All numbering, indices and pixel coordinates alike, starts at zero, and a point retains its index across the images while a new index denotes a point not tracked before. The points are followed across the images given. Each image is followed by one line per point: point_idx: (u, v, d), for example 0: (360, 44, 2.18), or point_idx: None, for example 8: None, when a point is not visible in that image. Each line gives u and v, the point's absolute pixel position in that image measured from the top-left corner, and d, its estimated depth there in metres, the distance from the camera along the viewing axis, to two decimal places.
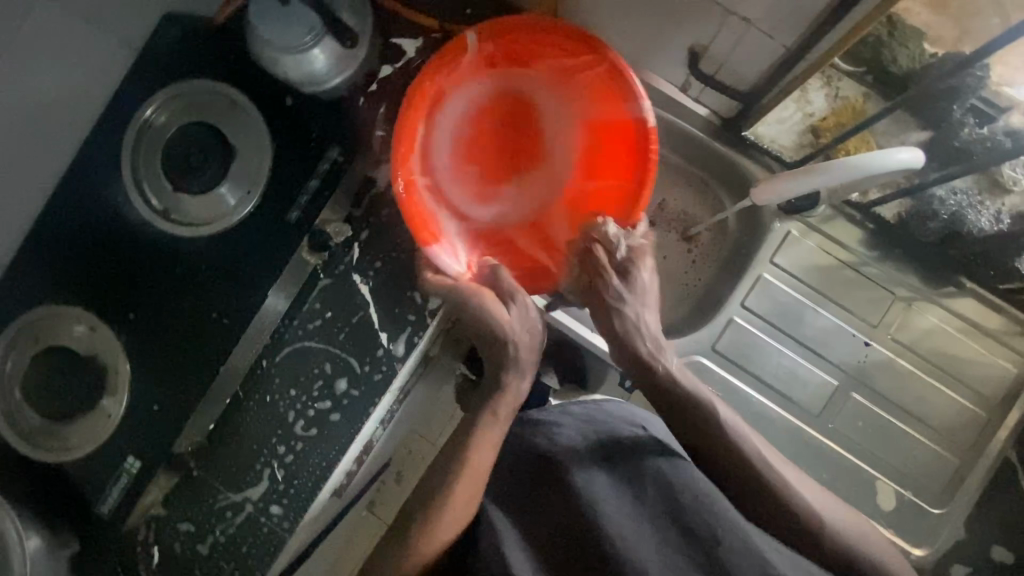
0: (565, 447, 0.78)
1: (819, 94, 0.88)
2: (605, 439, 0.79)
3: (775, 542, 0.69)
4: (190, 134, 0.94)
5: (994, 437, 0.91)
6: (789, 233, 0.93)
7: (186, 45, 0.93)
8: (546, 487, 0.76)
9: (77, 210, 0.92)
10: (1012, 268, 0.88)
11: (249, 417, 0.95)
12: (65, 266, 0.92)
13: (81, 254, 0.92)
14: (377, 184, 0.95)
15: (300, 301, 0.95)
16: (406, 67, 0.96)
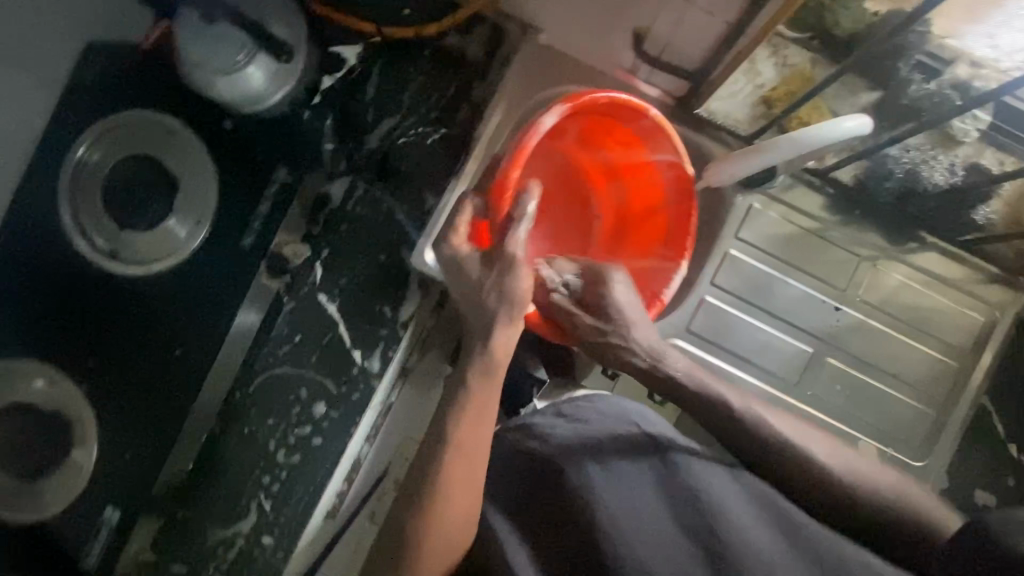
0: (561, 447, 0.69)
1: (768, 65, 0.85)
2: (602, 433, 0.70)
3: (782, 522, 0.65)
4: (126, 167, 0.89)
5: (971, 380, 0.92)
6: (752, 207, 0.91)
7: (118, 76, 0.89)
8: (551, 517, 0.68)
9: (24, 258, 0.87)
10: (968, 221, 0.89)
11: (232, 449, 0.93)
12: (16, 324, 0.88)
13: (32, 306, 0.88)
14: (332, 199, 0.94)
15: (266, 330, 0.93)
16: (348, 76, 0.94)
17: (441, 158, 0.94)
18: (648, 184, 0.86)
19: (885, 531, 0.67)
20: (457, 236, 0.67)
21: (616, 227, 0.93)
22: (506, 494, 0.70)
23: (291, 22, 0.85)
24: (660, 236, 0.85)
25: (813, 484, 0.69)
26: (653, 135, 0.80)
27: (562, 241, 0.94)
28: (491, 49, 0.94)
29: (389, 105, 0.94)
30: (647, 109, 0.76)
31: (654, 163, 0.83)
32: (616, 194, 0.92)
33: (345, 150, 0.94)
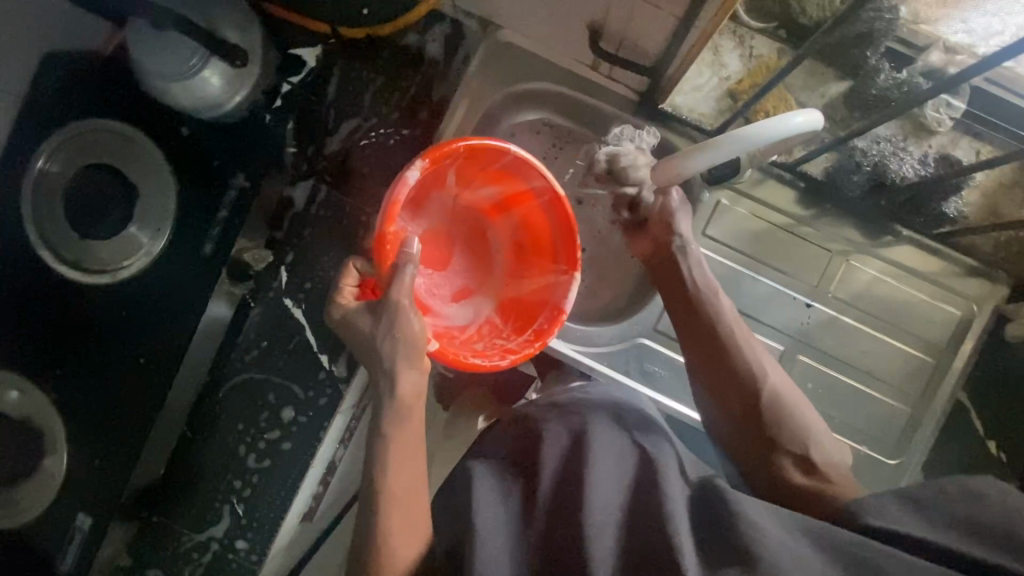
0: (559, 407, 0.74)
1: (733, 56, 0.86)
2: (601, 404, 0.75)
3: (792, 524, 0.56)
4: (86, 177, 0.87)
5: (945, 377, 0.90)
6: (719, 203, 0.89)
7: (73, 84, 0.86)
8: (552, 503, 0.62)
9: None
10: (940, 213, 0.87)
11: (203, 454, 0.94)
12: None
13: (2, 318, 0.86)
14: (295, 204, 0.94)
15: (234, 335, 0.94)
16: (308, 79, 0.94)
17: (402, 160, 0.94)
18: (531, 211, 0.85)
19: (784, 443, 0.72)
20: (347, 299, 0.72)
21: (516, 259, 0.89)
22: (501, 472, 0.68)
23: (246, 28, 0.85)
24: (553, 256, 0.83)
25: (745, 396, 0.74)
26: (519, 165, 0.78)
27: (467, 278, 0.89)
28: (451, 47, 0.93)
29: (350, 108, 0.94)
30: (505, 145, 0.74)
31: (530, 189, 0.82)
32: (510, 225, 0.89)
33: (305, 154, 0.94)
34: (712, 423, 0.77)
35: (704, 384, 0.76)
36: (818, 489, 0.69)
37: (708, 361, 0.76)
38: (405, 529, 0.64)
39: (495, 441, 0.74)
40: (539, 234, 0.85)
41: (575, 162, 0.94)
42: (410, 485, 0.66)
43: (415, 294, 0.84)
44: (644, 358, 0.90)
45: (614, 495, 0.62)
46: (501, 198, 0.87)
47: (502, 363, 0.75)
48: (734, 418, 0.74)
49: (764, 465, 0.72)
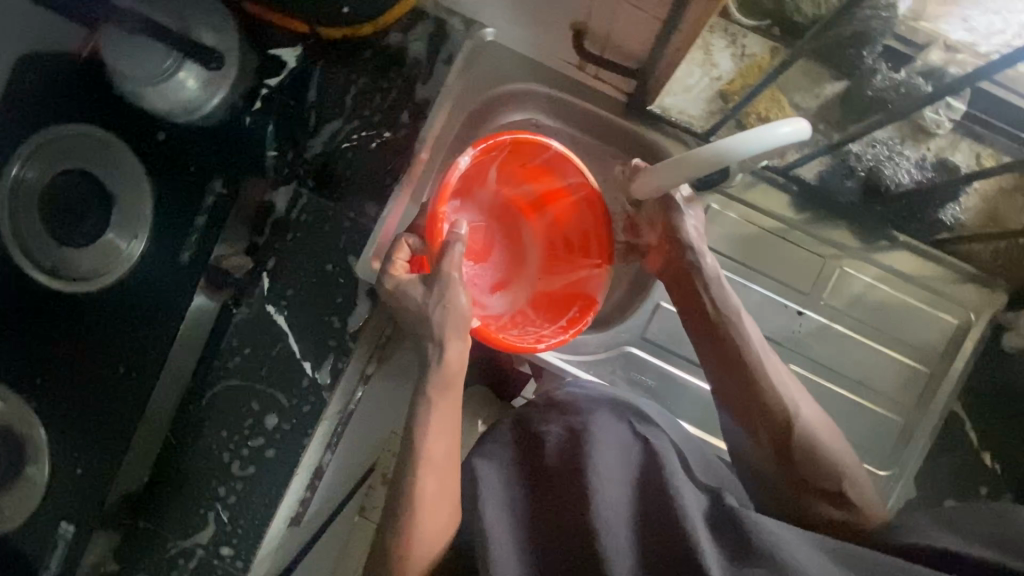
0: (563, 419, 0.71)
1: (725, 56, 0.81)
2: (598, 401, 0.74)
3: (795, 533, 0.58)
4: (63, 182, 0.85)
5: (940, 388, 0.87)
6: (709, 208, 0.87)
7: (46, 86, 0.83)
8: (555, 495, 0.65)
9: None
10: (936, 220, 0.84)
11: (187, 461, 0.94)
12: None
13: None
14: (277, 207, 0.92)
15: (216, 342, 0.93)
16: (290, 80, 0.91)
17: (385, 163, 0.91)
18: (569, 208, 0.84)
19: (817, 481, 0.70)
20: (398, 271, 0.70)
21: (550, 257, 0.87)
22: (506, 477, 0.68)
23: (222, 29, 0.84)
24: (588, 252, 0.83)
25: (772, 429, 0.71)
26: (559, 161, 0.79)
27: (504, 274, 0.88)
28: (435, 46, 0.90)
29: (331, 109, 0.92)
30: (546, 141, 0.75)
31: (567, 187, 0.82)
32: (546, 222, 0.88)
33: (286, 159, 0.92)
34: (741, 450, 0.75)
35: (733, 412, 0.74)
36: (845, 526, 0.68)
37: (735, 385, 0.73)
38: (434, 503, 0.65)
39: (502, 444, 0.72)
40: (575, 230, 0.84)
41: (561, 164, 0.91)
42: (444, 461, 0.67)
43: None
44: (631, 367, 0.88)
45: (621, 496, 0.63)
46: (537, 197, 0.86)
47: (539, 345, 0.74)
48: (762, 446, 0.72)
49: (792, 498, 0.71)
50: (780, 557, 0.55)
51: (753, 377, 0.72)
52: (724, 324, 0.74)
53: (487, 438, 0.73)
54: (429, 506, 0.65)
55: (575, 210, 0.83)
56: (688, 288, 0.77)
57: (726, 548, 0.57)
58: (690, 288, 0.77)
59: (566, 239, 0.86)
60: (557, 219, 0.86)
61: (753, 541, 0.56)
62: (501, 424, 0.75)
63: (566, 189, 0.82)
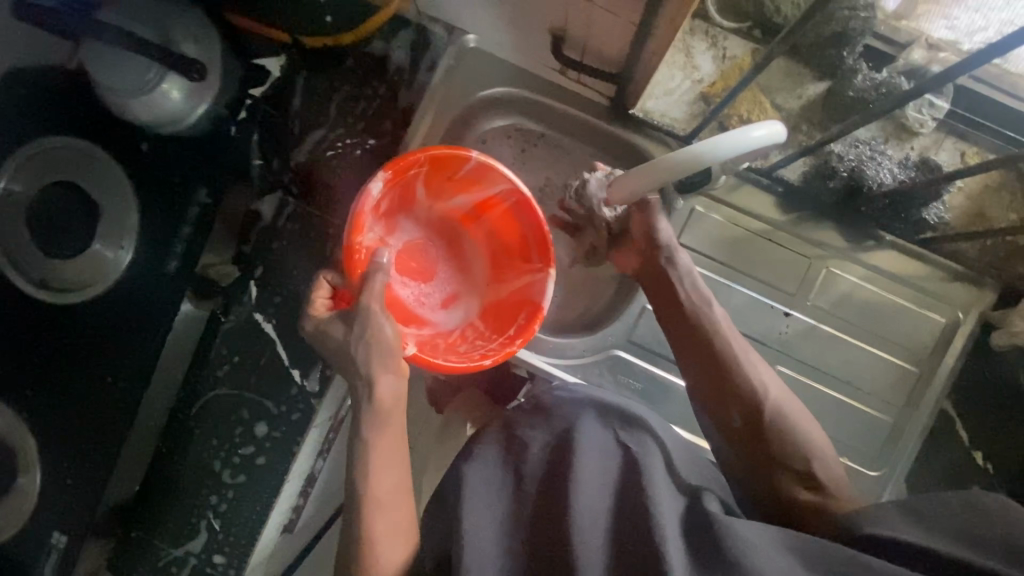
0: (546, 423, 0.74)
1: (705, 58, 0.84)
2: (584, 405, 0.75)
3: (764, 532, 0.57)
4: (50, 194, 0.85)
5: (928, 387, 0.87)
6: (693, 211, 0.86)
7: (30, 98, 0.83)
8: (540, 506, 0.65)
9: None
10: (920, 220, 0.84)
11: (179, 470, 0.94)
12: None
13: None
14: (263, 217, 0.93)
15: (205, 350, 0.93)
16: (274, 89, 0.93)
17: (370, 170, 0.92)
18: (506, 214, 0.84)
19: (782, 455, 0.70)
20: (320, 309, 0.73)
21: (498, 265, 0.88)
22: (490, 481, 0.69)
23: (203, 40, 0.84)
24: (529, 257, 0.82)
25: (743, 405, 0.72)
26: (481, 171, 0.78)
27: (454, 286, 0.89)
28: (417, 53, 0.90)
29: (316, 117, 0.92)
30: (465, 154, 0.74)
31: (497, 194, 0.81)
32: (487, 231, 0.88)
33: (272, 166, 0.93)
34: (712, 431, 0.75)
35: (704, 391, 0.74)
36: (816, 503, 0.67)
37: (704, 381, 0.74)
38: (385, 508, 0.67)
39: (491, 449, 0.72)
40: (513, 236, 0.85)
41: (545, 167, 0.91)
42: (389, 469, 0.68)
43: (405, 305, 0.84)
44: (618, 370, 0.88)
45: (601, 497, 0.63)
46: (473, 207, 0.87)
47: (484, 361, 0.74)
48: (739, 441, 0.72)
49: (762, 475, 0.71)
50: (741, 554, 0.53)
51: (723, 369, 0.73)
52: (695, 319, 0.76)
53: (477, 444, 0.74)
54: (388, 510, 0.67)
55: (509, 217, 0.83)
56: (662, 286, 0.78)
57: (697, 551, 0.56)
58: (664, 284, 0.77)
59: (509, 245, 0.86)
60: (497, 226, 0.86)
61: (721, 543, 0.55)
62: (489, 431, 0.76)
63: (495, 197, 0.82)
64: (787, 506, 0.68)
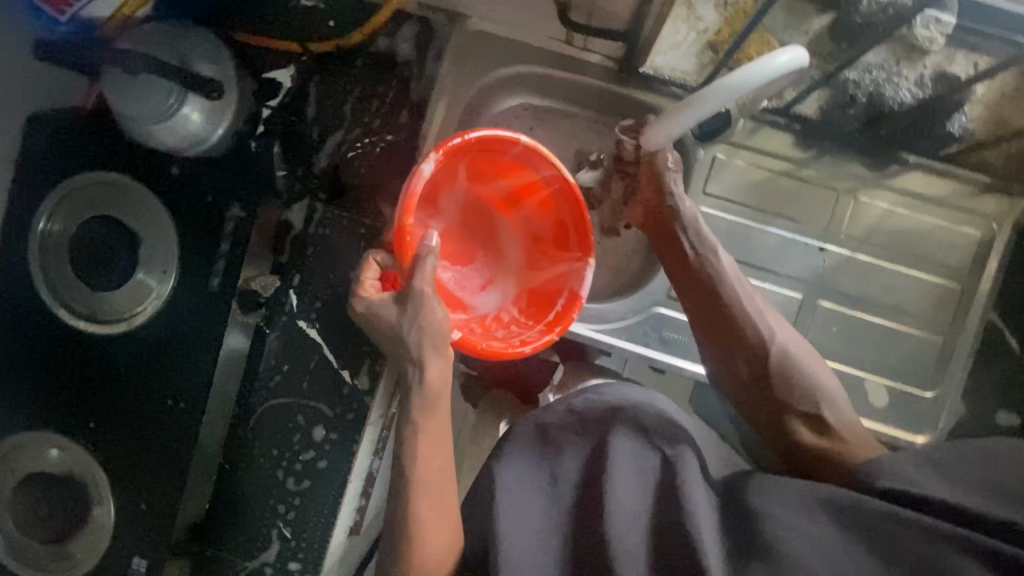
0: (577, 419, 0.69)
1: (707, 8, 0.80)
2: (610, 410, 0.68)
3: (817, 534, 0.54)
4: (93, 230, 0.89)
5: (973, 301, 0.87)
6: (715, 158, 0.87)
7: (60, 139, 0.86)
8: (580, 508, 0.64)
9: (21, 334, 0.88)
10: (945, 134, 0.83)
11: (243, 484, 0.96)
12: (24, 397, 0.89)
13: (35, 376, 0.89)
14: (294, 224, 0.95)
15: (252, 367, 0.95)
16: (286, 101, 0.94)
17: (393, 165, 0.94)
18: (547, 198, 0.83)
19: (790, 401, 0.72)
20: (369, 291, 0.70)
21: (532, 251, 0.87)
22: (523, 478, 0.66)
23: (217, 59, 0.86)
24: (568, 243, 0.82)
25: (751, 355, 0.73)
26: (529, 155, 0.77)
27: (489, 270, 0.88)
28: (422, 46, 0.93)
29: (332, 122, 0.94)
30: (515, 138, 0.73)
31: (541, 179, 0.80)
32: (524, 215, 0.87)
33: (297, 176, 0.95)
34: (722, 384, 0.77)
35: (713, 346, 0.76)
36: (827, 453, 0.69)
37: (714, 326, 0.75)
38: (434, 497, 0.68)
39: (521, 445, 0.69)
40: (552, 221, 0.84)
41: (563, 139, 0.93)
42: (432, 472, 0.68)
43: (445, 289, 0.83)
44: (661, 326, 0.89)
45: (638, 507, 0.61)
46: (511, 190, 0.86)
47: (525, 350, 0.74)
48: (745, 385, 0.74)
49: (773, 419, 0.73)
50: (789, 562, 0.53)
51: (732, 314, 0.74)
52: (701, 267, 0.76)
53: (507, 438, 0.70)
54: (433, 503, 0.67)
55: (550, 201, 0.82)
56: (666, 239, 0.79)
57: (734, 552, 0.56)
58: (668, 237, 0.79)
59: (547, 230, 0.85)
60: (535, 209, 0.86)
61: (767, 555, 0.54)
62: (517, 425, 0.71)
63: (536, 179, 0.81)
64: (798, 452, 0.71)
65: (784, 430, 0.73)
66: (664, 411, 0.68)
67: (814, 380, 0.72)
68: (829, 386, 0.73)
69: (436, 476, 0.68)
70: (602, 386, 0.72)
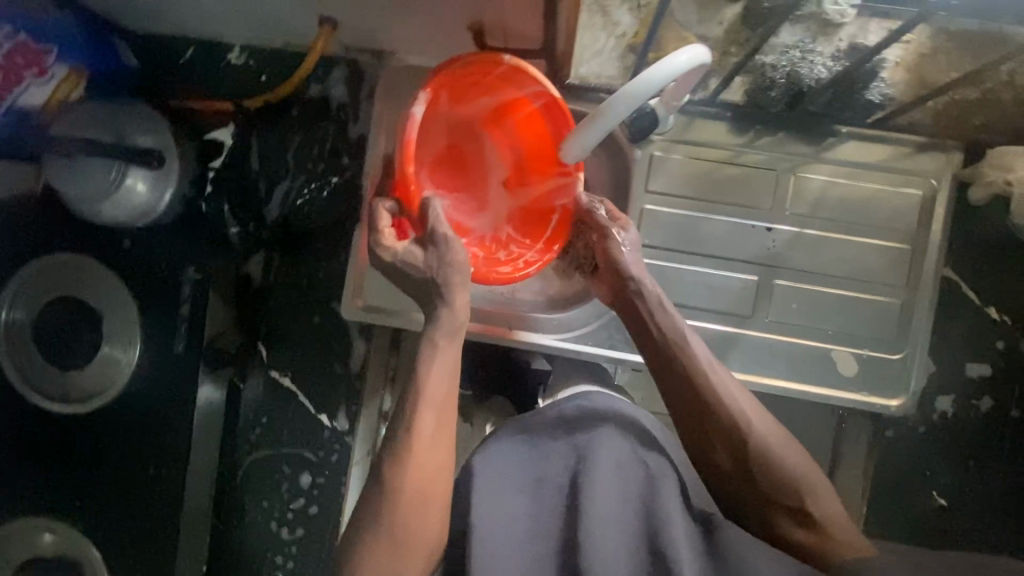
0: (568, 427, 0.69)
1: (623, 12, 0.85)
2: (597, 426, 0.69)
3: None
4: (56, 312, 0.89)
5: (927, 260, 0.88)
6: (653, 156, 0.89)
7: (12, 227, 0.87)
8: (564, 514, 0.62)
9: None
10: (866, 102, 0.86)
11: (238, 541, 0.98)
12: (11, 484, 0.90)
13: (19, 462, 0.90)
14: (253, 277, 0.98)
15: (231, 423, 0.97)
16: (230, 156, 0.96)
17: (342, 207, 0.95)
18: (535, 119, 0.78)
19: (768, 493, 0.67)
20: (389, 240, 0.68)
21: (521, 167, 0.84)
22: (509, 474, 0.65)
23: (157, 129, 0.87)
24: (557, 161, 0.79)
25: (726, 438, 0.68)
26: (512, 74, 0.72)
27: (479, 193, 0.86)
28: (355, 87, 0.95)
29: (278, 172, 0.97)
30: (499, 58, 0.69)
31: (526, 97, 0.76)
32: (510, 133, 0.83)
33: (251, 231, 0.96)
34: (701, 468, 0.70)
35: (683, 431, 0.70)
36: (809, 545, 0.65)
37: (692, 412, 0.69)
38: (438, 477, 0.62)
39: (510, 445, 0.68)
40: (538, 138, 0.80)
41: None
42: (436, 451, 0.62)
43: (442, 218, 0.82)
44: (626, 327, 0.89)
45: (619, 524, 0.61)
46: (492, 108, 0.81)
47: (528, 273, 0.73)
48: (729, 480, 0.68)
49: (754, 513, 0.68)
50: None
51: (709, 406, 0.68)
52: (674, 353, 0.70)
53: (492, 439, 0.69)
54: (435, 492, 0.61)
55: (536, 120, 0.78)
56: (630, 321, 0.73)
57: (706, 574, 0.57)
58: (634, 318, 0.73)
59: (533, 150, 0.82)
60: (519, 128, 0.81)
61: None
62: (501, 427, 0.72)
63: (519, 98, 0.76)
64: (785, 546, 0.66)
65: (770, 527, 0.67)
66: (646, 427, 0.69)
67: (803, 477, 0.67)
68: (807, 469, 0.68)
69: (437, 460, 0.62)
70: (596, 394, 0.73)
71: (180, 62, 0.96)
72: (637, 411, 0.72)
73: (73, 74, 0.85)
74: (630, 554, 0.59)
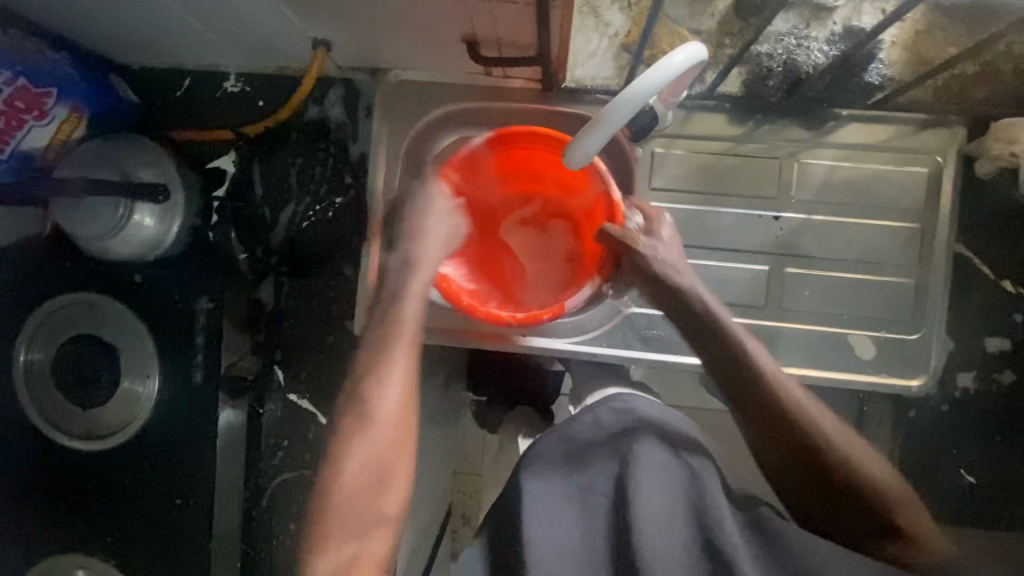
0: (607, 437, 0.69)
1: (613, 12, 0.86)
2: (629, 427, 0.69)
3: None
4: (71, 350, 0.89)
5: (939, 237, 0.87)
6: (654, 153, 0.89)
7: (26, 270, 0.89)
8: (615, 524, 0.64)
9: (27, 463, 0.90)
10: (866, 84, 0.86)
11: (269, 563, 0.98)
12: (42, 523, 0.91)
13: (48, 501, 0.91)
14: (265, 303, 0.98)
15: (254, 446, 0.98)
16: (234, 184, 0.96)
17: (347, 226, 0.96)
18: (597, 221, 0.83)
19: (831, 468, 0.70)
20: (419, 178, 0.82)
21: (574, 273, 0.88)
22: (556, 499, 0.67)
23: (160, 164, 0.89)
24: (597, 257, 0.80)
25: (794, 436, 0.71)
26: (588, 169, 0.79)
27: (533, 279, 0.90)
28: (351, 106, 0.95)
29: (281, 197, 0.96)
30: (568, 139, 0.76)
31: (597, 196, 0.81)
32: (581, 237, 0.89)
33: (259, 258, 0.96)
34: (760, 456, 0.74)
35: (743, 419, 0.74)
36: (877, 539, 0.71)
37: (736, 400, 0.73)
38: (387, 484, 0.72)
39: (552, 461, 0.69)
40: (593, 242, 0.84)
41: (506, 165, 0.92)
42: (387, 462, 0.72)
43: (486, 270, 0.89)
44: (639, 325, 0.89)
45: (669, 535, 0.62)
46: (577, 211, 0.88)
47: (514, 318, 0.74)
48: (794, 475, 0.72)
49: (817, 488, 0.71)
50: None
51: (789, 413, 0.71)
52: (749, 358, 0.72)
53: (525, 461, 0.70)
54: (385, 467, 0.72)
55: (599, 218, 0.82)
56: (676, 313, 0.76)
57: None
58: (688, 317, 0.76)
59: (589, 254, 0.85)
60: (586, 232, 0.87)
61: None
62: (541, 440, 0.72)
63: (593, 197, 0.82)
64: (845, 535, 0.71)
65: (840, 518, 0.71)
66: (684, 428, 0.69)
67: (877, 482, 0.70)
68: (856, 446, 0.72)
69: (392, 471, 0.72)
70: (632, 397, 0.73)
71: (178, 94, 0.97)
72: (663, 412, 0.71)
73: (74, 114, 0.86)
74: (683, 553, 0.62)
